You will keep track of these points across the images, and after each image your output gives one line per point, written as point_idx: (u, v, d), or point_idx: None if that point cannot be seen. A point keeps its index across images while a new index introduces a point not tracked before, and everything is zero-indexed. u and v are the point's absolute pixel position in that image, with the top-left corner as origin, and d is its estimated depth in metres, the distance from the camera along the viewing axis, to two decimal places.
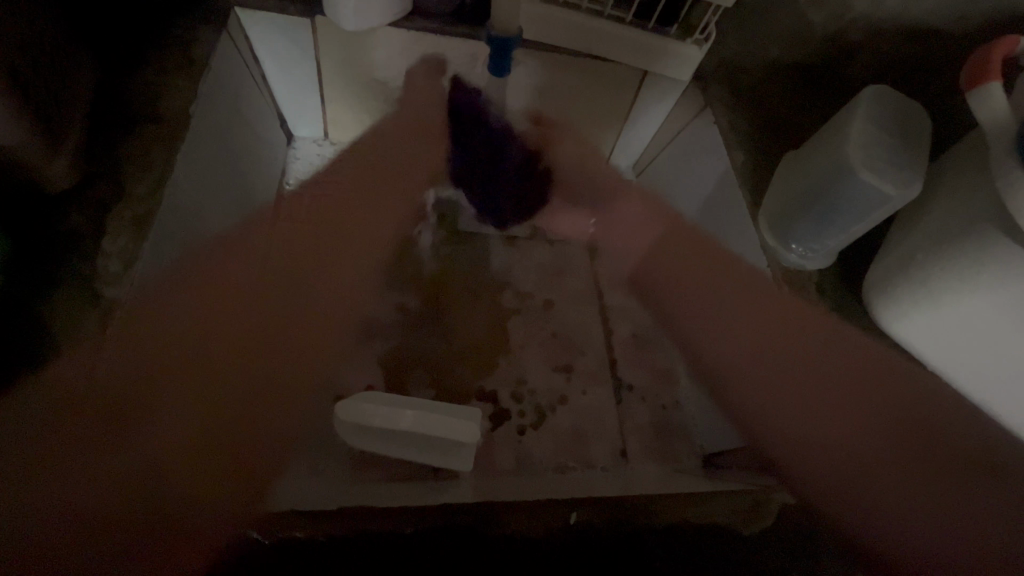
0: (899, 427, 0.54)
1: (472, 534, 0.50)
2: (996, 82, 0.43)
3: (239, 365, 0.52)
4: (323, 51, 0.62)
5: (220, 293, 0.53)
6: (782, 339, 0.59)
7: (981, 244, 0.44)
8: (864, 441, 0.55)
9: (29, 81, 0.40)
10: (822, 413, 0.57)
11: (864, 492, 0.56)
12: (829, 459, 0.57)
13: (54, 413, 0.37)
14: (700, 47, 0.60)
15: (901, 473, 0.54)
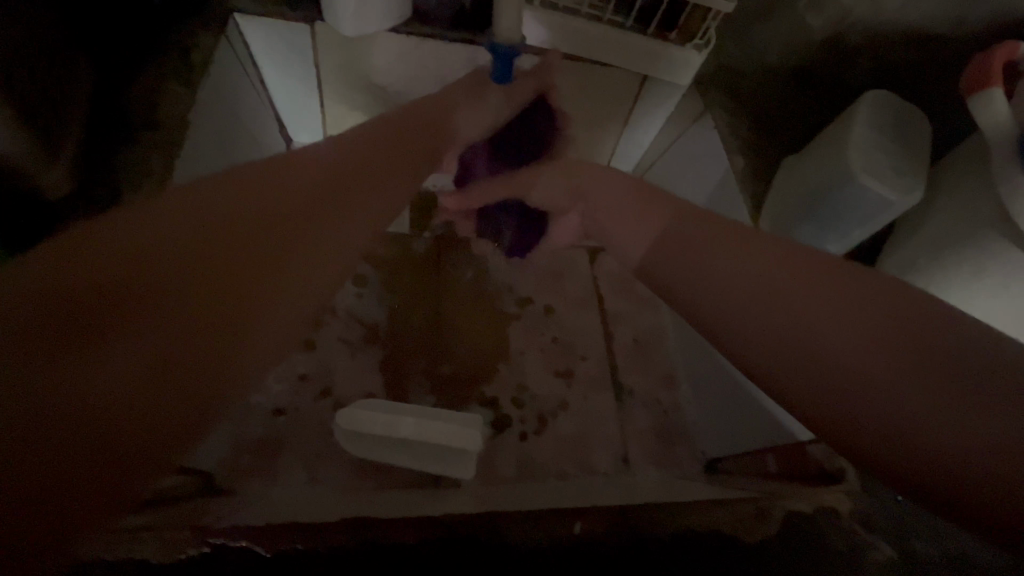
0: (898, 334, 0.35)
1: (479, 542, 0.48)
2: (999, 88, 0.43)
3: (228, 294, 0.40)
4: (322, 57, 0.62)
5: (235, 215, 0.43)
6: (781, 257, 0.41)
7: (979, 248, 0.45)
8: (885, 366, 0.34)
9: (25, 90, 0.40)
10: (848, 323, 0.36)
11: (878, 414, 0.33)
12: (815, 375, 0.35)
13: None
14: (700, 52, 0.60)
15: (905, 372, 0.33)
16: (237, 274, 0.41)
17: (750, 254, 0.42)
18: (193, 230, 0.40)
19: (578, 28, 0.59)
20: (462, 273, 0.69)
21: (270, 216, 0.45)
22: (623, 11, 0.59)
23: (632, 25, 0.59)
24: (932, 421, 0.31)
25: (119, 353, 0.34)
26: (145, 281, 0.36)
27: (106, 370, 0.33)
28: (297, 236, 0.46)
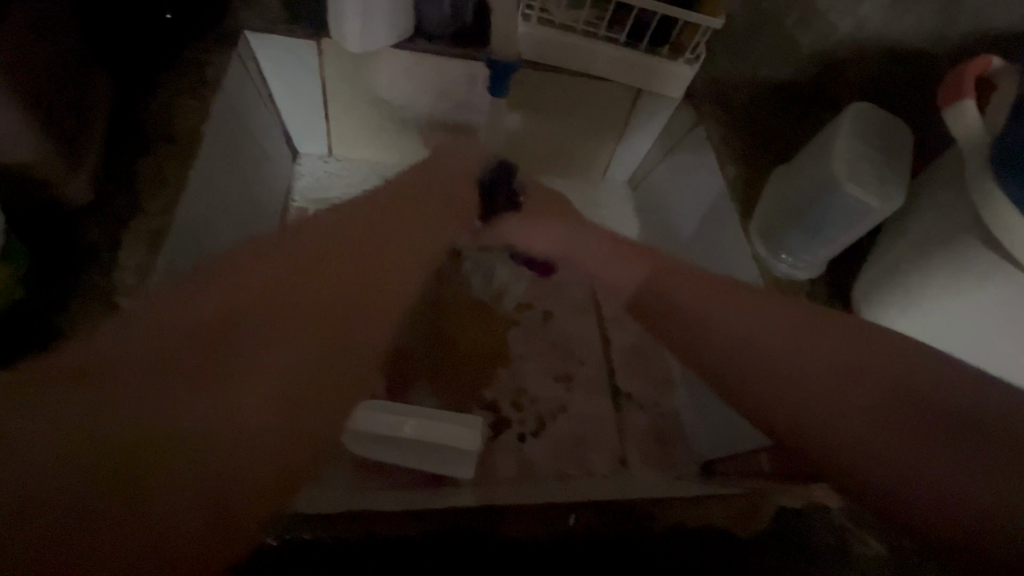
0: (878, 386, 0.38)
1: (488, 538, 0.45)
2: (970, 98, 0.46)
3: (267, 336, 0.38)
4: (329, 72, 0.64)
5: (259, 278, 0.40)
6: (787, 321, 0.44)
7: (961, 254, 0.47)
8: (864, 421, 0.37)
9: (50, 103, 0.42)
10: (842, 386, 0.39)
11: (869, 467, 0.35)
12: (819, 423, 0.38)
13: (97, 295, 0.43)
14: (691, 66, 0.62)
15: (880, 424, 0.36)
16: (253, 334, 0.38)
17: (738, 304, 0.46)
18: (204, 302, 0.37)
19: (574, 45, 0.61)
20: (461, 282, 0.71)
21: (297, 263, 0.44)
22: (617, 28, 0.62)
23: (625, 40, 0.62)
24: (945, 474, 0.33)
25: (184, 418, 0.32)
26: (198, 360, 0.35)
27: (179, 433, 0.31)
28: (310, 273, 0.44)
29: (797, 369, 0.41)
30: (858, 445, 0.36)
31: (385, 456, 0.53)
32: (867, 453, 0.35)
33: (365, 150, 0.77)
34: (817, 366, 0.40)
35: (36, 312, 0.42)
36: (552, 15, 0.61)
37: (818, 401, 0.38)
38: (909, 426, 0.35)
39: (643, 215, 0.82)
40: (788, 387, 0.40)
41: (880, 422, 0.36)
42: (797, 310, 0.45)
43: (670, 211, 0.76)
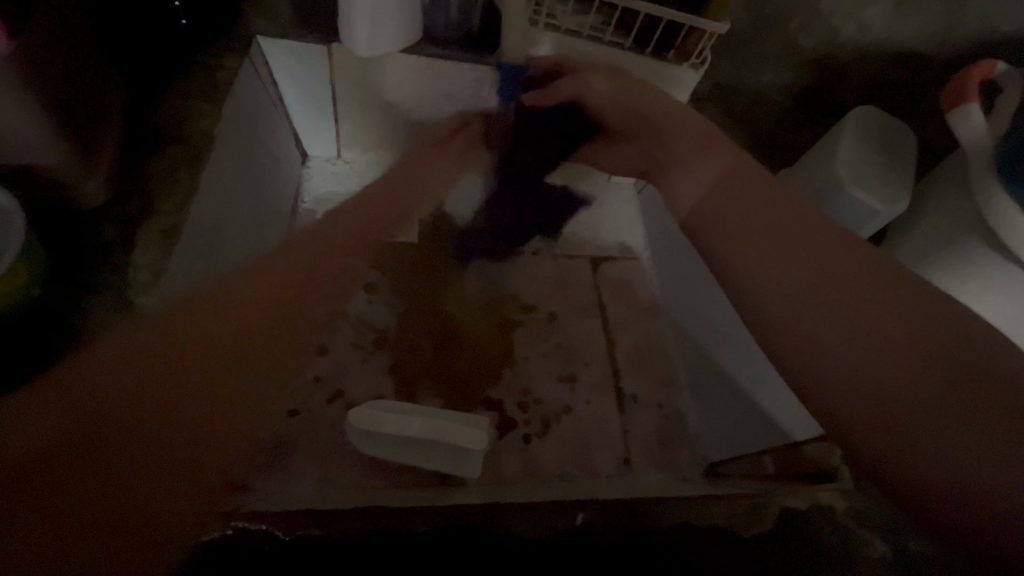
0: (928, 351, 0.35)
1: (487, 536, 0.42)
2: (975, 103, 0.46)
3: (210, 371, 0.38)
4: (338, 76, 0.65)
5: (246, 302, 0.42)
6: (804, 239, 0.43)
7: (964, 254, 0.48)
8: (926, 385, 0.34)
9: (68, 105, 0.43)
10: (839, 306, 0.39)
11: (926, 440, 0.33)
12: (851, 392, 0.36)
13: (112, 291, 0.44)
14: (696, 71, 0.62)
15: (944, 403, 0.33)
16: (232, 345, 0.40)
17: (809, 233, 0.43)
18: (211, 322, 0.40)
19: (579, 50, 0.62)
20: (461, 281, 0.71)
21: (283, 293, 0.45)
22: (623, 31, 0.62)
23: (630, 45, 0.62)
24: (961, 462, 0.31)
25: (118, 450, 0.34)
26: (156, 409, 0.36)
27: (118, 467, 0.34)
28: (258, 300, 0.43)
29: (850, 322, 0.38)
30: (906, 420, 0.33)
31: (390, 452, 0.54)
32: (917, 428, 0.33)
33: (372, 153, 0.78)
34: (857, 299, 0.39)
35: (53, 309, 0.43)
36: (557, 21, 0.62)
37: (855, 390, 0.36)
38: (968, 393, 0.33)
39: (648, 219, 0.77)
40: (842, 377, 0.36)
41: (922, 376, 0.34)
42: (827, 245, 0.42)
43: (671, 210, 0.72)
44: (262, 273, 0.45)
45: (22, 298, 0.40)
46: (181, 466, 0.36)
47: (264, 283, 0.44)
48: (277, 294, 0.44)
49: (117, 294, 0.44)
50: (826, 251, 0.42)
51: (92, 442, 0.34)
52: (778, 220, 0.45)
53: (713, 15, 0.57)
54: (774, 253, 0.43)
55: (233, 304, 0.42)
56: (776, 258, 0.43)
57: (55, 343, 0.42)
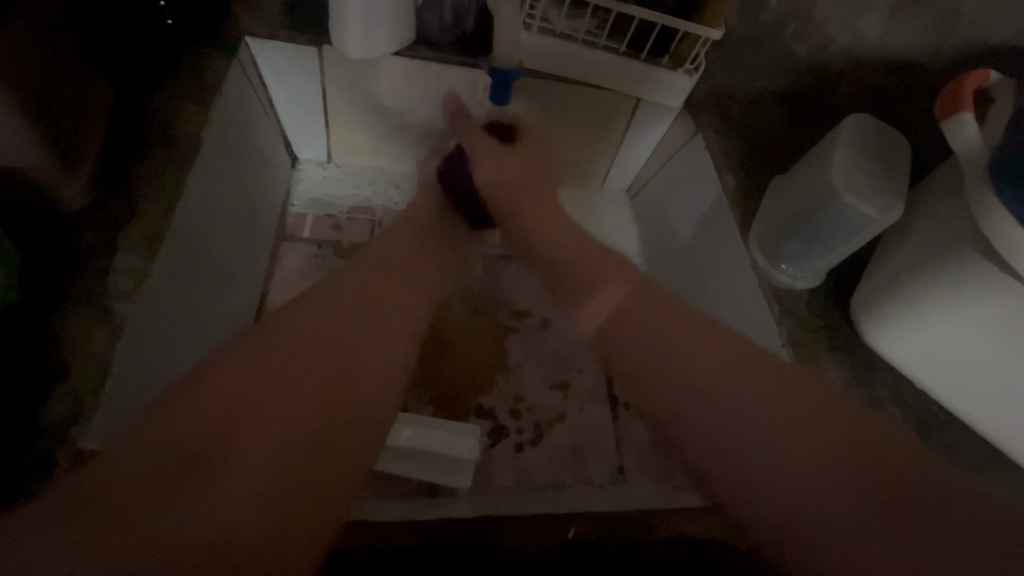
0: (858, 463, 0.41)
1: (479, 548, 0.50)
2: (969, 112, 0.46)
3: (310, 374, 0.43)
4: (330, 79, 0.65)
5: (319, 318, 0.47)
6: (743, 360, 0.50)
7: (960, 266, 0.47)
8: (837, 500, 0.40)
9: (50, 108, 0.42)
10: (773, 436, 0.45)
11: (823, 532, 0.39)
12: (783, 509, 0.42)
13: (90, 299, 0.42)
14: (690, 77, 0.62)
15: (855, 512, 0.39)
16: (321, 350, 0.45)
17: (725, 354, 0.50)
18: (294, 333, 0.45)
19: (574, 54, 0.61)
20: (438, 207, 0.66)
21: (342, 308, 0.49)
22: (617, 36, 0.61)
23: (625, 50, 0.62)
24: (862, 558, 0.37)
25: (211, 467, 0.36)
26: (242, 436, 0.38)
27: (252, 459, 0.38)
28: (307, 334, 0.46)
29: (774, 435, 0.45)
30: (810, 519, 0.40)
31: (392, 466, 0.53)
32: (818, 527, 0.40)
33: (364, 156, 0.77)
34: (785, 425, 0.45)
35: (28, 317, 0.41)
36: (552, 25, 0.61)
37: (789, 486, 0.42)
38: (880, 507, 0.39)
39: (643, 225, 0.82)
40: (763, 482, 0.43)
41: (831, 491, 0.41)
42: (755, 362, 0.49)
43: (668, 219, 0.76)
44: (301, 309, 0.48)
45: None
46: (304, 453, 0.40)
47: (329, 301, 0.49)
48: (339, 311, 0.49)
49: (96, 302, 0.42)
50: (755, 370, 0.49)
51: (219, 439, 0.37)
52: (714, 347, 0.51)
53: (708, 22, 0.57)
54: (704, 379, 0.49)
55: (309, 317, 0.47)
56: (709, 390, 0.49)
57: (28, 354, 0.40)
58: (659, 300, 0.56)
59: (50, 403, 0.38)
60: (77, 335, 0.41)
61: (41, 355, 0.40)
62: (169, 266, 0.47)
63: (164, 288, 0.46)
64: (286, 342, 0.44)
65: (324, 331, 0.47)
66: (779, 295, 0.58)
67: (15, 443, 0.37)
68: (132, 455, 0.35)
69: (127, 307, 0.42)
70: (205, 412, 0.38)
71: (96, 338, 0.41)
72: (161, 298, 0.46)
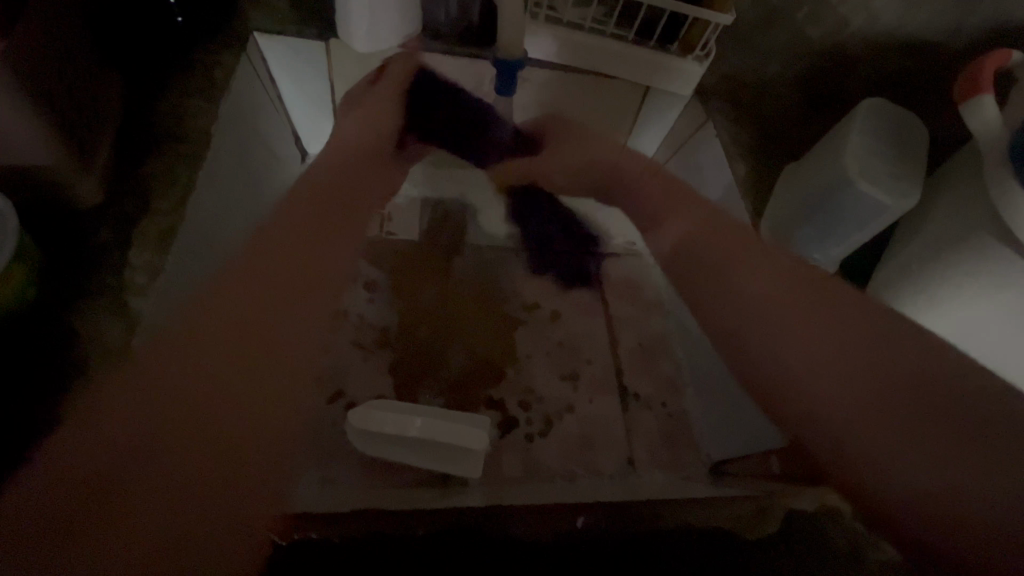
0: (894, 372, 0.46)
1: (473, 533, 0.42)
2: (988, 94, 0.44)
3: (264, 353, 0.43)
4: (337, 73, 0.65)
5: (265, 275, 0.48)
6: (801, 295, 0.51)
7: (978, 254, 0.46)
8: (857, 415, 0.44)
9: (63, 108, 0.42)
10: (842, 351, 0.48)
11: (868, 442, 0.43)
12: (821, 403, 0.46)
13: (107, 295, 0.43)
14: (700, 63, 0.60)
15: (869, 398, 0.45)
16: (270, 324, 0.45)
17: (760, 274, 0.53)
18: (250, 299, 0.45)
19: (581, 43, 0.61)
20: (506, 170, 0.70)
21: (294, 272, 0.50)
22: (625, 24, 0.60)
23: (633, 38, 0.61)
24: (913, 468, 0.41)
25: (167, 473, 0.35)
26: (187, 416, 0.37)
27: (200, 449, 0.37)
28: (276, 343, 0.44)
29: (824, 350, 0.48)
30: (835, 424, 0.45)
31: (369, 447, 0.54)
32: (840, 426, 0.44)
33: None
34: (777, 325, 0.50)
35: (49, 314, 0.42)
36: (558, 14, 0.60)
37: (851, 363, 0.47)
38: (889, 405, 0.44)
39: None
40: (811, 362, 0.48)
41: (877, 410, 0.44)
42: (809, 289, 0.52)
43: None
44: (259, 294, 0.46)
45: (16, 302, 0.40)
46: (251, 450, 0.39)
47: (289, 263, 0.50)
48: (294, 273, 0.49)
49: (113, 297, 0.43)
50: (809, 296, 0.51)
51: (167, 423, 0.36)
52: (774, 281, 0.53)
53: (718, 6, 0.55)
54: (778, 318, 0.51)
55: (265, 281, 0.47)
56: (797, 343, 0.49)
57: (49, 350, 0.41)
58: (765, 286, 0.53)
59: (69, 395, 0.40)
60: (94, 331, 0.42)
61: (63, 350, 0.41)
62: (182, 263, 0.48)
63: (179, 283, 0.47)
64: (237, 305, 0.44)
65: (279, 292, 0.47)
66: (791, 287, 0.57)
67: (37, 437, 0.38)
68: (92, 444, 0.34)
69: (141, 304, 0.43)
70: (157, 384, 0.38)
71: (115, 333, 0.42)
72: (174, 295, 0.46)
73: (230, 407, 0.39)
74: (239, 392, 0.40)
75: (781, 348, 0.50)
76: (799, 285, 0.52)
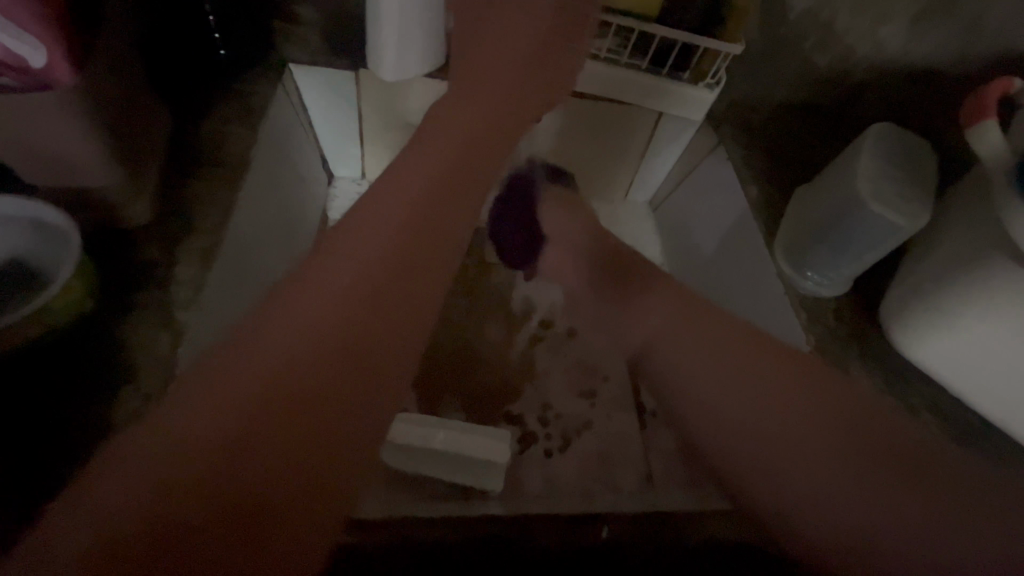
0: (800, 383, 0.47)
1: (507, 550, 0.53)
2: (991, 121, 0.46)
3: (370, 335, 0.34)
4: (365, 99, 0.69)
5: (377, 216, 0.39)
6: (726, 341, 0.51)
7: (990, 272, 0.47)
8: (827, 486, 0.41)
9: (121, 133, 0.45)
10: (735, 377, 0.48)
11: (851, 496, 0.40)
12: (738, 439, 0.45)
13: (151, 308, 0.46)
14: (713, 91, 0.64)
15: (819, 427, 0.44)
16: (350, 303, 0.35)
17: (718, 328, 0.52)
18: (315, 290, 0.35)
19: (596, 72, 0.63)
20: (565, 288, 0.71)
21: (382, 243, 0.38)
22: (639, 54, 0.63)
23: (647, 66, 0.63)
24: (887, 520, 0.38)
25: (223, 492, 0.27)
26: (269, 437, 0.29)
27: (281, 476, 0.28)
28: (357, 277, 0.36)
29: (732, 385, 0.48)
30: (749, 427, 0.45)
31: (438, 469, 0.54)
32: (750, 429, 0.45)
33: None
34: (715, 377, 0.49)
35: (99, 323, 0.45)
36: None
37: (753, 384, 0.47)
38: (862, 465, 0.41)
39: (667, 239, 0.83)
40: (739, 403, 0.47)
41: (841, 470, 0.41)
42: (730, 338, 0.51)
43: (692, 233, 0.77)
44: (379, 236, 0.38)
45: (73, 314, 0.42)
46: (302, 469, 0.29)
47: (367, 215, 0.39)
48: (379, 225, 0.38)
49: (157, 310, 0.46)
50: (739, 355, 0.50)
51: (280, 437, 0.29)
52: (722, 334, 0.51)
53: (729, 36, 0.58)
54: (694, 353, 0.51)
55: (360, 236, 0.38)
56: (748, 389, 0.47)
57: (98, 360, 0.43)
58: (684, 324, 0.54)
59: (118, 402, 0.42)
60: (139, 343, 0.44)
61: (111, 360, 0.43)
62: (220, 274, 0.50)
63: (214, 302, 0.49)
64: (297, 304, 0.34)
65: (362, 280, 0.36)
66: (806, 305, 0.58)
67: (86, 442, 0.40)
68: (133, 479, 0.26)
69: (186, 319, 0.46)
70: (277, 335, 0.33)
71: (160, 345, 0.44)
72: (209, 311, 0.49)
73: (340, 423, 0.31)
74: (378, 378, 0.34)
75: (724, 402, 0.47)
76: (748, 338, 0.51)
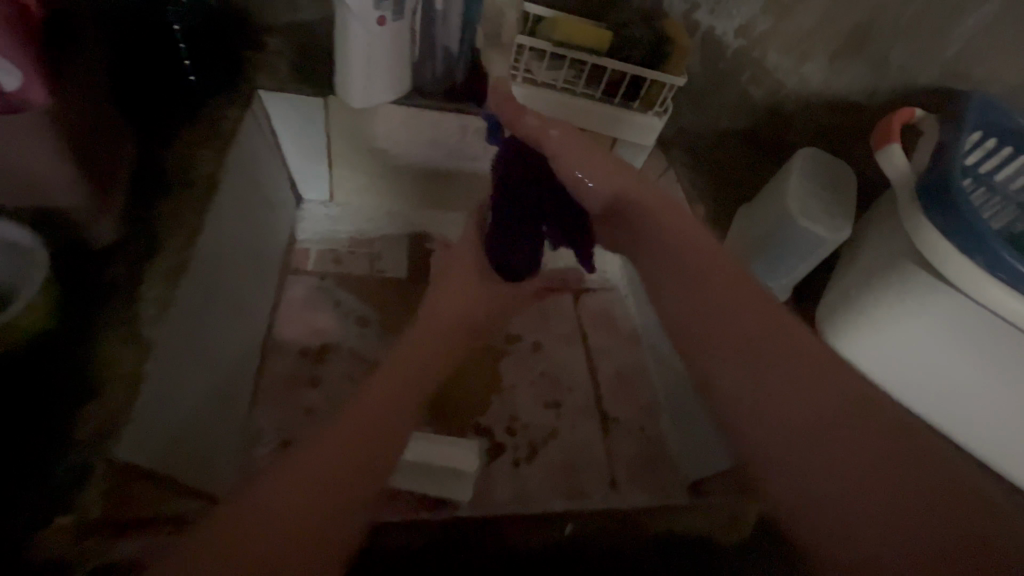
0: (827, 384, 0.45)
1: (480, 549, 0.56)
2: (896, 144, 0.53)
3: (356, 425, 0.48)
4: (334, 129, 0.71)
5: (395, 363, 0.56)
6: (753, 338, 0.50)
7: (904, 277, 0.52)
8: (843, 487, 0.41)
9: (91, 155, 0.46)
10: (763, 372, 0.48)
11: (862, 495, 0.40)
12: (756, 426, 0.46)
13: (118, 326, 0.46)
14: (659, 117, 0.68)
15: (838, 427, 0.43)
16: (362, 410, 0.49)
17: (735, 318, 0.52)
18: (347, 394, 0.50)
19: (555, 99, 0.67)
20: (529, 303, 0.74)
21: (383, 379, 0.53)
22: (593, 84, 0.68)
23: (601, 95, 0.68)
24: (889, 524, 0.38)
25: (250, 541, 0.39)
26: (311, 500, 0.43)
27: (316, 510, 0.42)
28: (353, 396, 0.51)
29: (765, 383, 0.47)
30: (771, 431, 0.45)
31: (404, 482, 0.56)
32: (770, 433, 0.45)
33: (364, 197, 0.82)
34: (736, 370, 0.49)
35: (65, 341, 0.45)
36: (533, 75, 0.67)
37: (781, 378, 0.47)
38: (882, 474, 0.40)
39: None
40: (771, 401, 0.46)
41: (860, 481, 0.40)
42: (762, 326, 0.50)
43: None
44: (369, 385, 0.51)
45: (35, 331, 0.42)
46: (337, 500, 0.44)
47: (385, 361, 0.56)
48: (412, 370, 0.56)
49: (125, 327, 0.46)
50: (768, 346, 0.49)
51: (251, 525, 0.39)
52: (743, 316, 0.51)
53: (673, 69, 0.64)
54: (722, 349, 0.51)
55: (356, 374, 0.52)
56: (763, 394, 0.46)
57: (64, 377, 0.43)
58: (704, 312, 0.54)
59: (83, 417, 0.41)
60: (106, 362, 0.44)
61: (76, 377, 0.43)
62: (190, 290, 0.51)
63: (182, 320, 0.50)
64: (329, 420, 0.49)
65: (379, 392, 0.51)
66: None
67: (49, 458, 0.40)
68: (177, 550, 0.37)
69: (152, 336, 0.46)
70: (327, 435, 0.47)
71: (127, 363, 0.44)
72: (178, 327, 0.49)
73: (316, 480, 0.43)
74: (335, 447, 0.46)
75: (745, 395, 0.47)
76: (775, 328, 0.50)
